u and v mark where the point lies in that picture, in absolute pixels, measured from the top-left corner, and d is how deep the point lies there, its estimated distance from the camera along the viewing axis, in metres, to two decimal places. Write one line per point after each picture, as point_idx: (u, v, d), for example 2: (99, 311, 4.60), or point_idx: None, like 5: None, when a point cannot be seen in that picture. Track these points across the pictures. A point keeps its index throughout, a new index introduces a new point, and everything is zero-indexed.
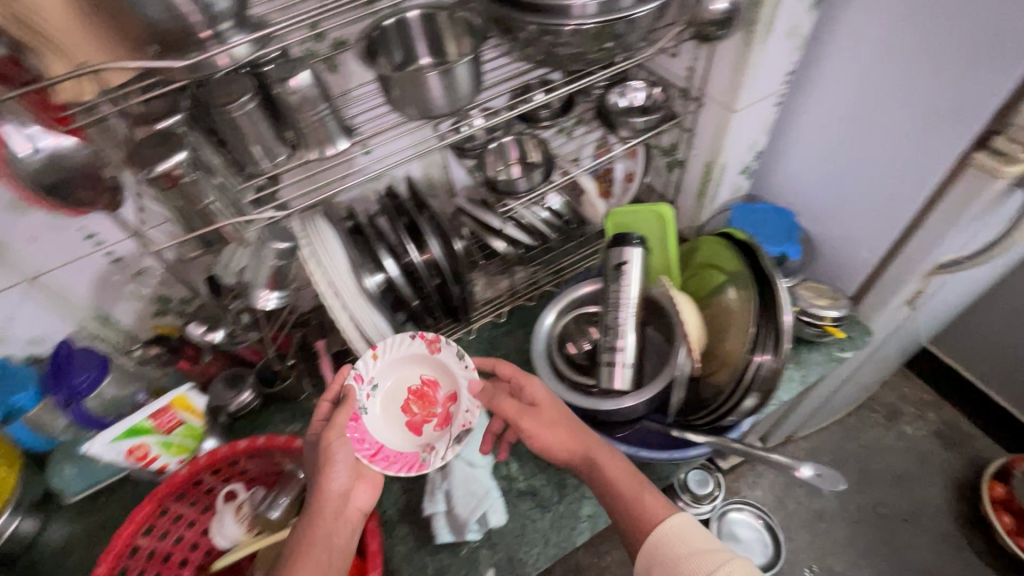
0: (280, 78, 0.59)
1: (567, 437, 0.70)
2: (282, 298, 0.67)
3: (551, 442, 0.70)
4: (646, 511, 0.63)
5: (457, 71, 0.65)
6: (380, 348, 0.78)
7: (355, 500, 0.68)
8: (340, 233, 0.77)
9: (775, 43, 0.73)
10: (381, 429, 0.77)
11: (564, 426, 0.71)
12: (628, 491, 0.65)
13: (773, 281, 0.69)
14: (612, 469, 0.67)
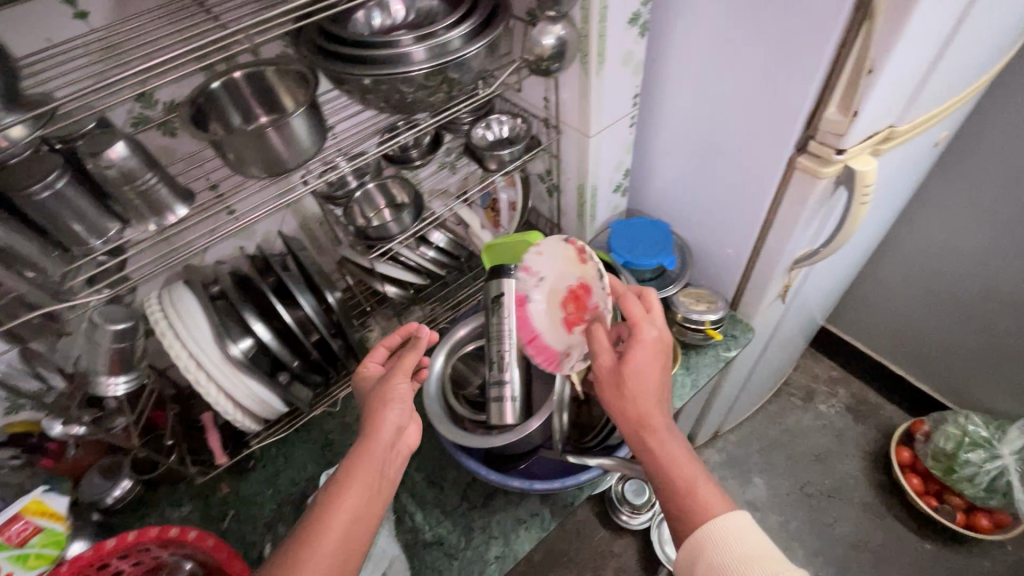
0: (91, 152, 0.56)
1: (640, 404, 0.62)
2: (132, 383, 0.63)
3: (624, 403, 0.63)
4: (691, 507, 0.59)
5: (294, 124, 0.64)
6: (543, 245, 0.77)
7: (408, 438, 0.63)
8: (200, 301, 0.73)
9: (612, 71, 0.77)
10: (546, 320, 0.78)
11: (648, 391, 0.63)
12: (679, 479, 0.60)
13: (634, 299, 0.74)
14: (674, 449, 0.61)
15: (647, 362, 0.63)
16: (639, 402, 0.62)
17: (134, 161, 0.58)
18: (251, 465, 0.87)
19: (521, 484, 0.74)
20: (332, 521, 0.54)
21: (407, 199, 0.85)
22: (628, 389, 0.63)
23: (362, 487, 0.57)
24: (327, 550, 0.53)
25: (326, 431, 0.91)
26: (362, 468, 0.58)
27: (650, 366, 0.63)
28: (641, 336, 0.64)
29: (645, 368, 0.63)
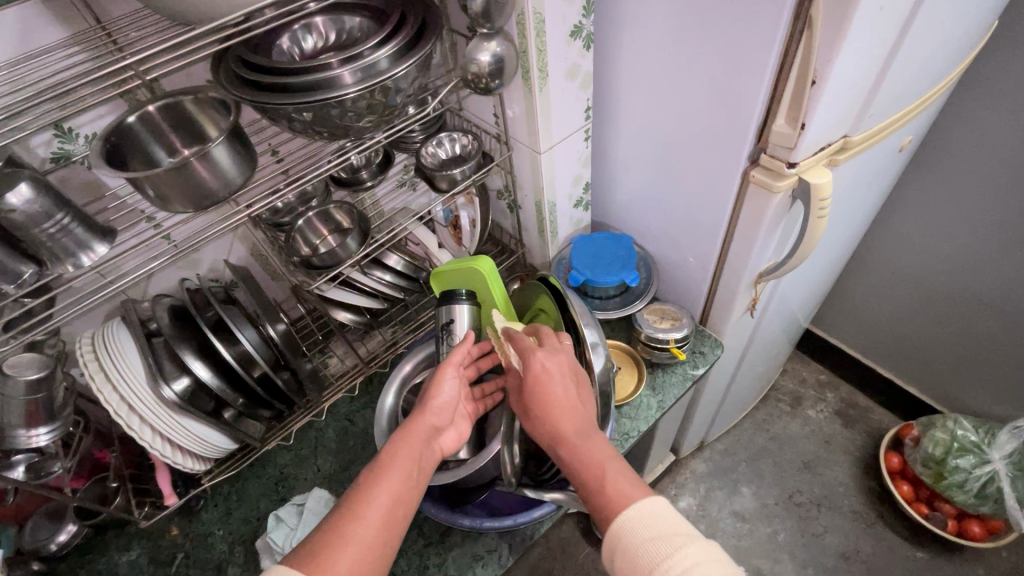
0: None
1: (547, 424, 0.62)
2: (55, 434, 0.61)
3: (537, 430, 0.63)
4: (604, 502, 0.57)
5: (215, 153, 0.61)
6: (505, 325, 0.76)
7: (444, 439, 0.66)
8: (136, 340, 0.71)
9: (558, 86, 0.74)
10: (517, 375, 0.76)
11: (549, 407, 0.62)
12: (591, 480, 0.58)
13: (578, 317, 0.71)
14: (586, 450, 0.60)
15: (547, 382, 0.63)
16: (544, 420, 0.63)
17: (41, 204, 0.55)
18: (202, 504, 0.84)
19: (471, 522, 0.71)
20: (375, 501, 0.55)
21: (352, 223, 0.82)
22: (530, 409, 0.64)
23: (403, 473, 0.58)
24: (367, 531, 0.53)
25: (281, 465, 0.88)
26: (401, 454, 0.59)
27: (547, 385, 0.63)
28: (529, 362, 0.65)
29: (546, 386, 0.63)
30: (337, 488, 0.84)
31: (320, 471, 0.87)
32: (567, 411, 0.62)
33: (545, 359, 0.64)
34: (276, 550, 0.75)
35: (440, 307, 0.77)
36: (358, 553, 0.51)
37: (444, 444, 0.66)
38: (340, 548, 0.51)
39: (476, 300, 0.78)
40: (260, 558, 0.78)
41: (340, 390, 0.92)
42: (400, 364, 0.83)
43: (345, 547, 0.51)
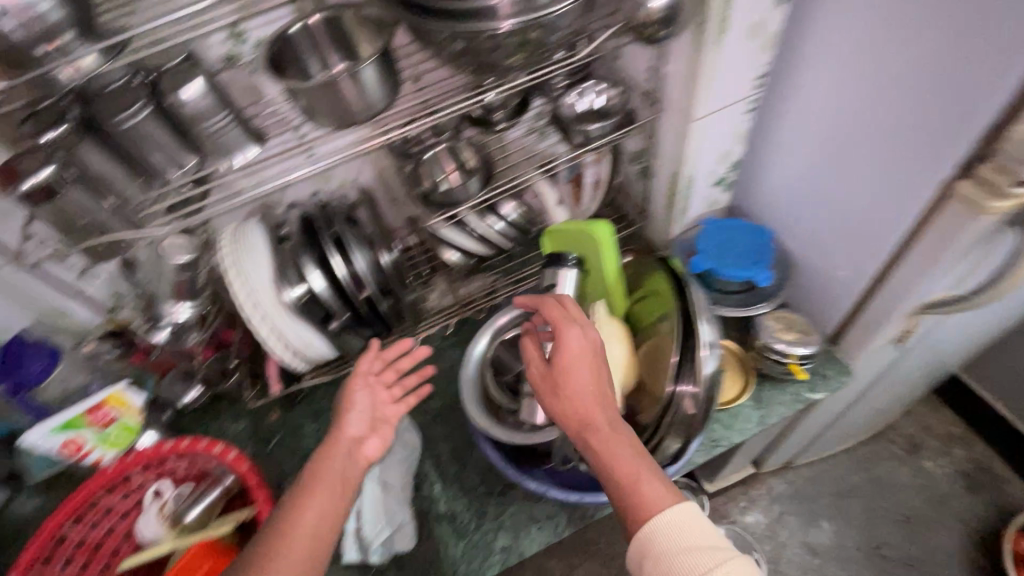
0: (171, 87, 0.57)
1: (575, 409, 0.58)
2: (193, 308, 0.70)
3: (562, 414, 0.59)
4: (638, 500, 0.53)
5: (364, 73, 0.61)
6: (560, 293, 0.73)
7: (366, 447, 0.67)
8: (268, 242, 0.76)
9: (733, 44, 0.64)
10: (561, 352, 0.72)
11: (579, 391, 0.58)
12: (624, 474, 0.54)
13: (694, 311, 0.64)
14: (618, 442, 0.56)
15: (578, 367, 0.59)
16: (573, 403, 0.58)
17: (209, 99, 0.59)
18: (300, 399, 0.93)
19: (536, 487, 0.71)
20: (312, 507, 0.57)
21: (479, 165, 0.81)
22: (559, 390, 0.59)
23: (327, 482, 0.60)
24: (299, 542, 0.54)
25: None
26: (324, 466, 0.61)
27: (578, 369, 0.59)
28: (563, 340, 0.61)
29: (575, 371, 0.59)
30: (417, 415, 0.88)
31: None
32: (601, 398, 0.59)
33: (574, 336, 0.61)
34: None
35: (545, 269, 0.76)
36: (297, 562, 0.53)
37: (367, 452, 0.66)
38: (273, 559, 0.52)
39: (584, 268, 0.76)
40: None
41: (434, 325, 0.96)
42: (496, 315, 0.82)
43: (278, 559, 0.52)
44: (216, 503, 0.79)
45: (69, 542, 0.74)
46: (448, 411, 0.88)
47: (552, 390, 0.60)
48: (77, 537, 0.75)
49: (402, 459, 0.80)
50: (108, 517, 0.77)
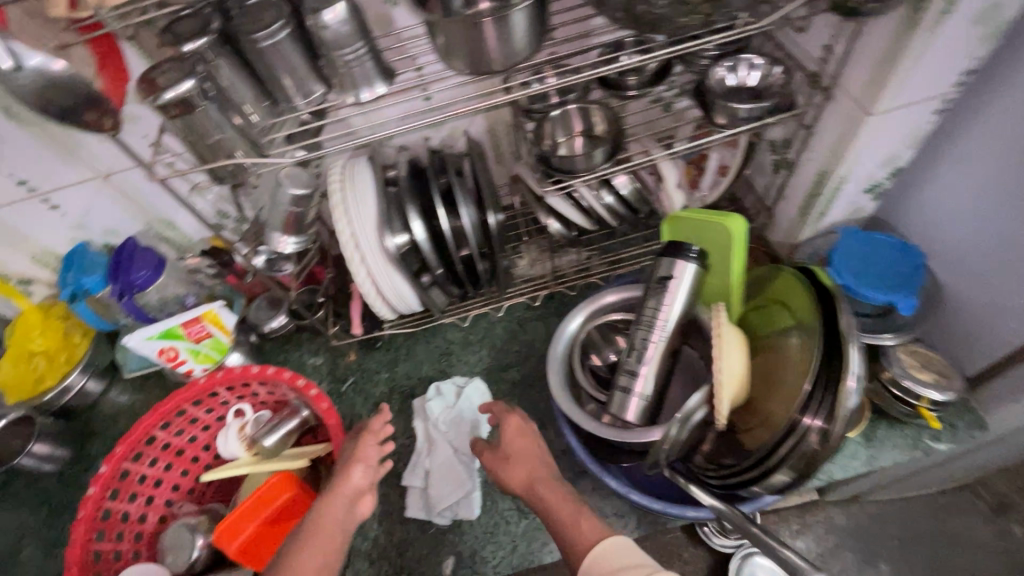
0: (314, 8, 0.53)
1: (513, 467, 0.64)
2: (298, 245, 0.66)
3: (502, 474, 0.65)
4: (575, 534, 0.55)
5: (514, 18, 0.55)
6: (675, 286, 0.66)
7: (365, 505, 0.61)
8: (375, 183, 0.73)
9: (953, 29, 0.54)
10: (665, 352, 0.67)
11: (521, 458, 0.65)
12: (565, 515, 0.57)
13: (845, 333, 0.52)
14: (551, 488, 0.61)
15: (512, 435, 0.68)
16: (518, 468, 0.64)
17: (350, 27, 0.55)
18: (378, 344, 0.92)
19: (616, 486, 0.67)
20: (303, 555, 0.54)
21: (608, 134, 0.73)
22: (512, 461, 0.65)
23: (314, 547, 0.55)
24: None
25: (449, 341, 0.91)
26: (318, 527, 0.56)
27: (519, 435, 0.68)
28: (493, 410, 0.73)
29: (511, 439, 0.68)
30: (492, 383, 0.86)
31: (482, 360, 0.88)
32: (541, 462, 0.65)
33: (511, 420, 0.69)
34: (424, 416, 0.82)
35: (663, 257, 0.68)
36: None
37: (362, 512, 0.60)
38: None
39: (707, 264, 0.68)
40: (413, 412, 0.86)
41: (521, 294, 0.91)
42: (604, 291, 0.76)
43: None
44: (291, 433, 0.80)
45: (156, 443, 0.78)
46: (525, 384, 0.85)
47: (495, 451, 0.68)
48: (164, 440, 0.78)
49: (474, 427, 0.79)
50: (193, 426, 0.81)
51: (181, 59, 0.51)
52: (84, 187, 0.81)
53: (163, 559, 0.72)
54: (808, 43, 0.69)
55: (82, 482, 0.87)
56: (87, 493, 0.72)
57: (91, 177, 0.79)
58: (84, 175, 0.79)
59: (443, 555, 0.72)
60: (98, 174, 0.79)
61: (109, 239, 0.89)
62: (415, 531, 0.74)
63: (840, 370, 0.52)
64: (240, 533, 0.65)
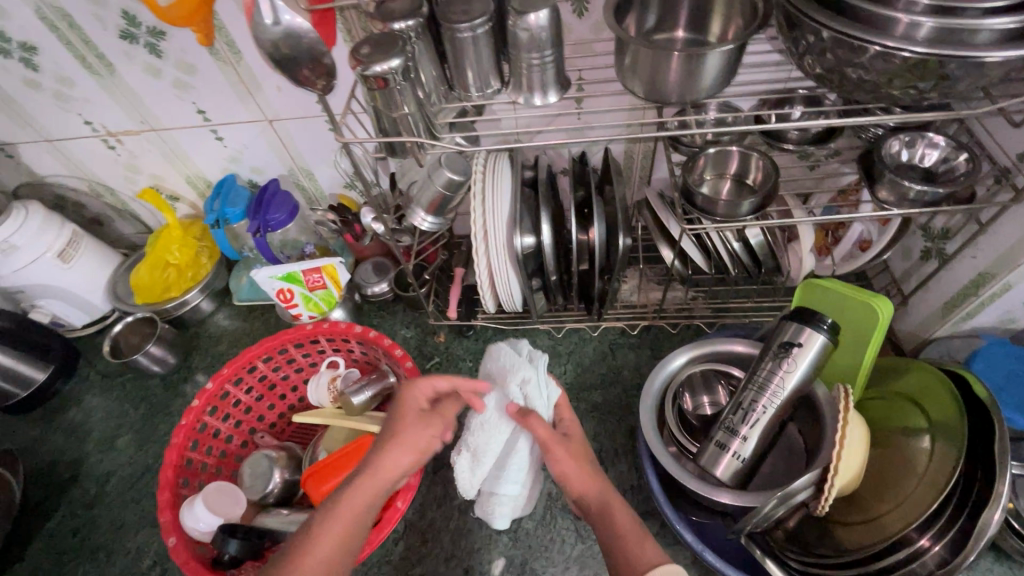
0: (519, 10, 0.55)
1: (579, 474, 0.62)
2: (435, 225, 0.69)
3: (568, 477, 0.62)
4: (635, 549, 0.54)
5: (708, 58, 0.54)
6: (795, 354, 0.63)
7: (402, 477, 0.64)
8: (514, 183, 0.73)
9: None
10: (773, 419, 0.64)
11: (575, 454, 0.63)
12: (618, 526, 0.57)
13: (998, 463, 0.49)
14: (619, 509, 0.59)
15: (575, 431, 0.67)
16: (566, 474, 0.62)
17: (547, 33, 0.56)
18: (469, 333, 0.94)
19: (692, 541, 0.63)
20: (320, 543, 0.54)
21: (760, 185, 0.71)
22: (574, 456, 0.63)
23: (348, 518, 0.56)
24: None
25: (536, 347, 0.91)
26: (347, 503, 0.56)
27: (577, 435, 0.67)
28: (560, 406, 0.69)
29: (572, 433, 0.67)
30: (572, 400, 0.85)
31: (565, 374, 0.88)
32: (593, 465, 0.64)
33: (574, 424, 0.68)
34: (523, 399, 0.66)
35: (789, 322, 0.65)
36: None
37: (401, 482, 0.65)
38: None
39: (836, 339, 0.64)
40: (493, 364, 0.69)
41: (618, 319, 0.91)
42: (734, 340, 0.73)
43: None
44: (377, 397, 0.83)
45: (256, 373, 0.84)
46: (605, 410, 0.84)
47: (567, 445, 0.63)
48: (262, 372, 0.85)
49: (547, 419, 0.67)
50: (289, 365, 0.87)
51: (391, 37, 0.54)
52: (250, 126, 0.87)
53: (242, 482, 0.77)
54: (1012, 136, 0.64)
55: (180, 390, 0.95)
56: (192, 403, 0.79)
57: (259, 119, 0.86)
58: (254, 116, 0.85)
59: (493, 553, 0.73)
60: (266, 117, 0.85)
61: (254, 177, 0.97)
62: (471, 523, 0.76)
63: (983, 500, 0.49)
64: (324, 484, 0.70)
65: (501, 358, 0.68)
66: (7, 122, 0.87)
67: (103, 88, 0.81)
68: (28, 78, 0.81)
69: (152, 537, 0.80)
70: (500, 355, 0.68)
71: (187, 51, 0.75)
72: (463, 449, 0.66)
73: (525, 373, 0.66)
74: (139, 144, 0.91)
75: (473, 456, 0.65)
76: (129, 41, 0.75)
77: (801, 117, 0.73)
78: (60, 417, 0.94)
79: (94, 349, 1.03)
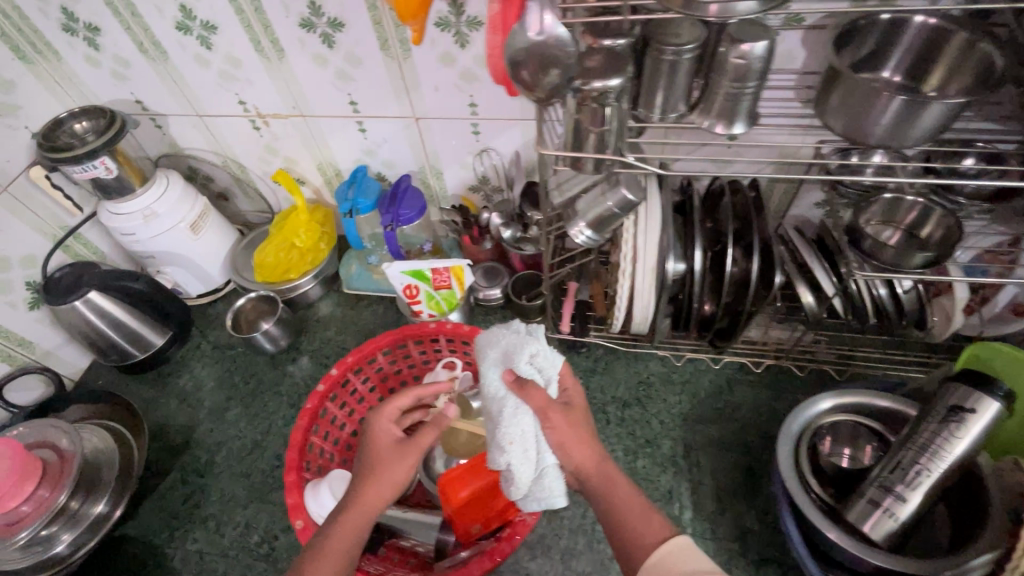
0: (735, 38, 0.55)
1: (577, 444, 0.59)
2: (590, 239, 0.68)
3: (566, 444, 0.59)
4: (643, 526, 0.54)
5: (933, 105, 0.52)
6: (973, 416, 0.60)
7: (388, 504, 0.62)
8: (668, 207, 0.72)
9: None
10: (937, 485, 0.61)
11: (579, 436, 0.60)
12: (619, 507, 0.56)
13: None
14: (620, 481, 0.58)
15: (576, 396, 0.64)
16: (567, 448, 0.59)
17: (759, 64, 0.55)
18: (581, 348, 0.93)
19: None
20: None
21: (937, 240, 0.68)
22: (578, 432, 0.60)
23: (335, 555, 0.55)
24: None
25: (650, 372, 0.90)
26: (332, 539, 0.56)
27: (579, 405, 0.64)
28: (562, 378, 0.65)
29: (574, 397, 0.64)
30: (687, 432, 0.83)
31: (680, 403, 0.86)
32: (593, 439, 0.61)
33: (573, 394, 0.64)
34: (539, 369, 0.62)
35: (960, 383, 0.62)
36: None
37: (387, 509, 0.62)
38: None
39: (1012, 406, 0.61)
40: (488, 355, 0.63)
41: (737, 353, 0.89)
42: (887, 394, 0.71)
43: None
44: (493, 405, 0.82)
45: (374, 364, 0.85)
46: (722, 445, 0.81)
47: (567, 414, 0.60)
48: (380, 363, 0.85)
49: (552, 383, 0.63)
50: (403, 360, 0.88)
51: (611, 55, 0.54)
52: (396, 122, 0.89)
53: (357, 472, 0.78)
54: None
55: (288, 370, 0.96)
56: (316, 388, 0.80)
57: (406, 116, 0.87)
58: (403, 113, 0.87)
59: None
60: (413, 115, 0.87)
61: (383, 170, 0.98)
62: (582, 545, 0.74)
63: None
64: (460, 489, 0.67)
65: (502, 339, 0.63)
66: (168, 94, 0.91)
67: (267, 71, 0.84)
68: (199, 55, 0.84)
69: (258, 513, 0.80)
70: (497, 337, 0.63)
71: (359, 44, 0.77)
72: (507, 444, 0.58)
73: (533, 347, 0.62)
74: (283, 128, 0.94)
75: (520, 443, 0.58)
76: (307, 30, 0.77)
77: (977, 171, 0.71)
78: (173, 382, 0.97)
79: (206, 319, 1.06)
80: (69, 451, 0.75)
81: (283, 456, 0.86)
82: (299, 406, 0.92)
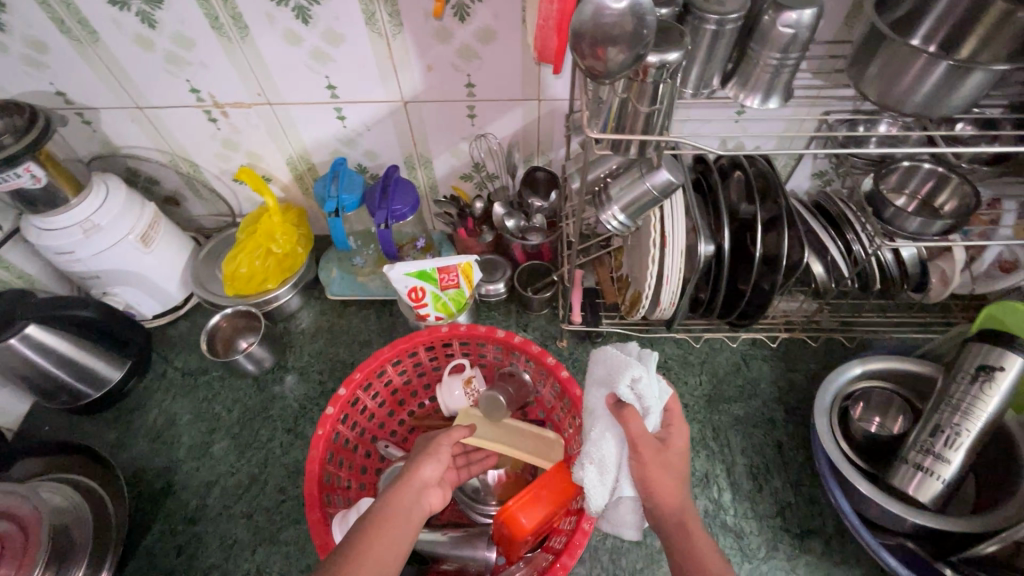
0: (782, 5, 0.52)
1: (666, 487, 0.51)
2: (621, 225, 0.63)
3: (651, 485, 0.52)
4: None
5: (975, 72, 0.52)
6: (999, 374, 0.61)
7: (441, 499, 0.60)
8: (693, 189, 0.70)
9: None
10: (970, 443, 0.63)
11: (666, 475, 0.52)
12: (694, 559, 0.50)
13: None
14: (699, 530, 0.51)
15: (678, 431, 0.56)
16: (653, 488, 0.52)
17: (804, 33, 0.53)
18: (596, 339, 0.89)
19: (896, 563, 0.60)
20: (393, 519, 0.53)
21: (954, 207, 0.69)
22: (666, 470, 0.52)
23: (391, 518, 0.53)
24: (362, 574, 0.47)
25: (667, 355, 0.88)
26: (388, 504, 0.54)
27: (682, 441, 0.55)
28: (668, 407, 0.57)
29: (676, 434, 0.55)
30: (712, 413, 0.82)
31: (701, 384, 0.85)
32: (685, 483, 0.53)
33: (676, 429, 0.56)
34: (638, 397, 0.54)
35: (979, 342, 0.64)
36: None
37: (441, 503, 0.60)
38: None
39: None
40: (593, 367, 0.59)
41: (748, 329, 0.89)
42: (905, 358, 0.73)
43: None
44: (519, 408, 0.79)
45: (383, 377, 0.78)
46: (748, 422, 0.81)
47: (660, 453, 0.52)
48: (389, 376, 0.78)
49: (653, 415, 0.54)
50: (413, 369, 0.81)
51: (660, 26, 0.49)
52: (381, 107, 0.79)
53: None
54: None
55: (276, 391, 0.86)
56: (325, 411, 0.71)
57: (394, 100, 0.78)
58: (390, 97, 0.78)
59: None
60: (401, 98, 0.78)
61: (364, 161, 0.89)
62: (628, 542, 0.72)
63: None
64: (523, 519, 0.58)
65: (607, 359, 0.58)
66: (98, 83, 0.76)
67: (225, 51, 0.72)
68: (139, 35, 0.71)
69: (270, 556, 0.72)
70: (603, 356, 0.58)
71: (340, 18, 0.68)
72: (587, 460, 0.53)
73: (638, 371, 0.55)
74: (245, 118, 0.82)
75: (600, 465, 0.53)
76: (278, 3, 0.66)
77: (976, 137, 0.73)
78: (140, 419, 0.84)
79: (169, 343, 0.93)
80: (28, 517, 0.63)
81: (287, 488, 0.77)
82: (296, 430, 0.82)
